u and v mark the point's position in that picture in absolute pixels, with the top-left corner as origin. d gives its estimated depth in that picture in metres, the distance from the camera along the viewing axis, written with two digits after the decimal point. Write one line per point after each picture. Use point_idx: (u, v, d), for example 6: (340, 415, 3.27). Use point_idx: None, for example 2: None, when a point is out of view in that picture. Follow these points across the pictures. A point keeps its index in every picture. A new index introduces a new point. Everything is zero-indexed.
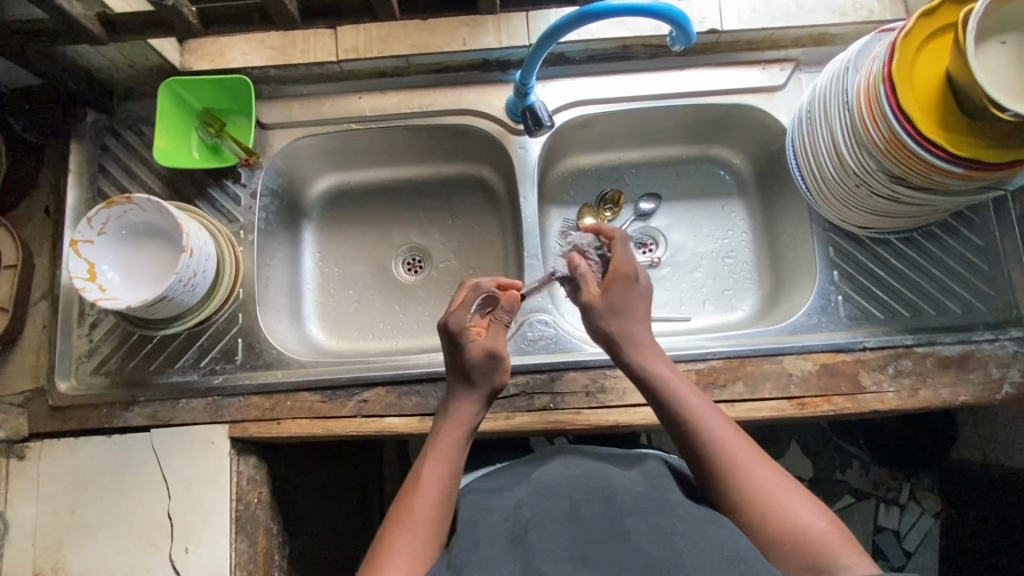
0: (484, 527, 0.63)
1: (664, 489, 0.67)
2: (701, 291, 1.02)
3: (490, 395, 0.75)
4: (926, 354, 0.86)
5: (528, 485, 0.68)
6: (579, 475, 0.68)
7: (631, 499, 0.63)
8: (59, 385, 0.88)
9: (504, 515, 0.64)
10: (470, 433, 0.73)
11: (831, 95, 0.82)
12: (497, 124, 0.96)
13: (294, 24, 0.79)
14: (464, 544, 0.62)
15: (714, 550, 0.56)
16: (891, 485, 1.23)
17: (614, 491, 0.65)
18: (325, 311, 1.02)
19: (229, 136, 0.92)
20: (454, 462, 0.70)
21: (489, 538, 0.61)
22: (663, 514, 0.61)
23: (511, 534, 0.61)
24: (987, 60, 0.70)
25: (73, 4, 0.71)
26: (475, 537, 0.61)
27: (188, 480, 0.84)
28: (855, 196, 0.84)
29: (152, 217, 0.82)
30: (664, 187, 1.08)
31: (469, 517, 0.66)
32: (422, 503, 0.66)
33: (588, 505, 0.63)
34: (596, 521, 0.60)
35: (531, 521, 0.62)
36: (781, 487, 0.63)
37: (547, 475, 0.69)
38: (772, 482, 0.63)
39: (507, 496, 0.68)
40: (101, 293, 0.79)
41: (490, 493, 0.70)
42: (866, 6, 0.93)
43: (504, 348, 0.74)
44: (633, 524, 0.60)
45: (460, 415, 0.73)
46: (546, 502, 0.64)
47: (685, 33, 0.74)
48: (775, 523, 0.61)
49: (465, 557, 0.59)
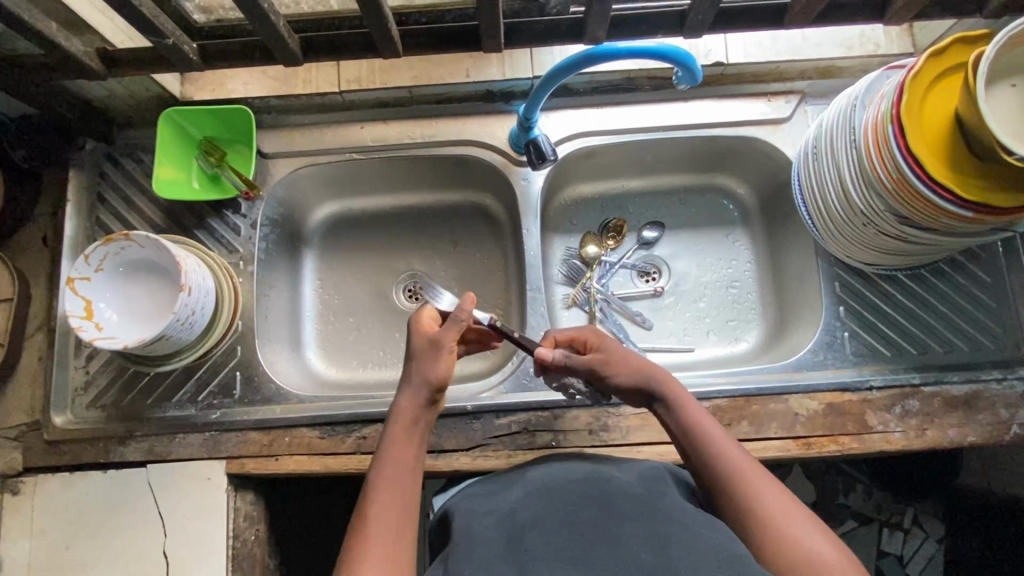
0: (480, 532, 0.61)
1: (663, 494, 0.65)
2: (703, 321, 1.01)
3: (434, 387, 0.70)
4: (933, 394, 0.85)
5: (525, 488, 0.68)
6: (575, 480, 0.67)
7: (627, 501, 0.62)
8: (54, 419, 0.87)
9: (499, 521, 0.63)
10: (416, 426, 0.69)
11: (839, 132, 0.81)
12: (500, 155, 0.95)
13: (296, 60, 0.77)
14: (459, 551, 0.59)
15: (710, 552, 0.54)
16: (894, 509, 1.21)
17: (610, 495, 0.64)
18: (324, 339, 1.01)
19: (229, 166, 0.91)
20: (405, 463, 0.66)
21: (483, 542, 0.60)
22: (660, 518, 0.59)
23: (506, 538, 0.60)
24: (997, 103, 0.69)
25: (71, 42, 0.70)
26: (469, 541, 0.60)
27: (182, 517, 0.83)
28: (861, 234, 0.83)
29: (150, 253, 0.81)
30: (667, 216, 1.06)
31: (464, 522, 0.64)
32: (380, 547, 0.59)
33: (583, 510, 0.62)
34: (592, 525, 0.59)
35: (526, 525, 0.61)
36: (796, 514, 0.61)
37: (544, 479, 0.69)
38: (787, 507, 0.61)
39: (504, 503, 0.66)
40: (98, 332, 0.78)
41: (487, 497, 0.68)
42: (874, 39, 0.92)
43: (449, 338, 0.70)
44: (626, 527, 0.58)
45: (403, 410, 0.69)
46: (541, 507, 0.63)
47: (691, 72, 0.73)
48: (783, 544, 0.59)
49: (461, 560, 0.58)
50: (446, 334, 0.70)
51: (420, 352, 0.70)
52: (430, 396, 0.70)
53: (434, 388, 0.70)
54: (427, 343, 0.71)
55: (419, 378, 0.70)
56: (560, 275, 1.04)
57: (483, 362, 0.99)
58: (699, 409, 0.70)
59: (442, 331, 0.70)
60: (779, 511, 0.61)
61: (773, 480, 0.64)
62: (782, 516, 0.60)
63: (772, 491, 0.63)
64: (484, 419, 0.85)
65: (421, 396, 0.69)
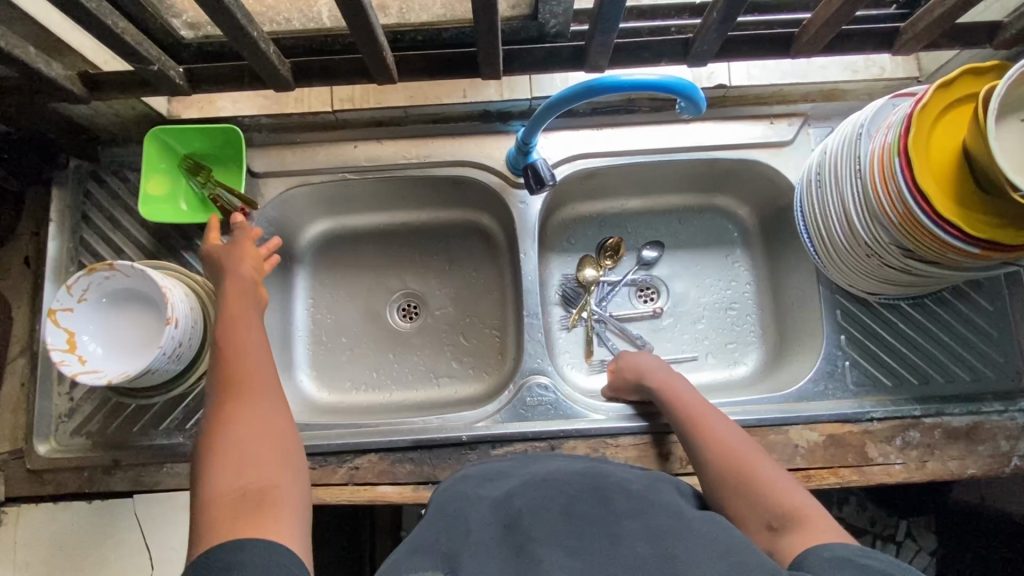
0: (474, 515, 0.60)
1: (661, 491, 0.63)
2: (702, 343, 1.00)
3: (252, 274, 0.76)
4: (934, 425, 0.84)
5: (521, 478, 0.66)
6: (572, 473, 0.66)
7: (624, 498, 0.60)
8: (38, 447, 0.85)
9: (495, 504, 0.62)
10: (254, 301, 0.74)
11: (844, 162, 0.79)
12: (498, 175, 0.93)
13: (287, 86, 0.76)
14: (455, 537, 0.57)
15: (711, 554, 0.52)
16: (888, 522, 1.17)
17: (606, 490, 0.62)
18: (316, 361, 0.99)
19: (218, 184, 0.88)
20: (248, 293, 0.73)
21: (482, 526, 0.58)
22: (653, 513, 0.58)
23: (504, 522, 0.58)
24: (1007, 139, 0.67)
25: (53, 66, 0.68)
26: (463, 526, 0.58)
27: (169, 550, 0.81)
28: (865, 265, 0.82)
29: (135, 282, 0.78)
30: (667, 235, 1.05)
31: (458, 506, 0.63)
32: (246, 431, 0.59)
33: (581, 503, 0.59)
34: (590, 519, 0.57)
35: (524, 510, 0.59)
36: (783, 478, 0.64)
37: (540, 471, 0.68)
38: (782, 480, 0.63)
39: (497, 487, 0.66)
40: (81, 366, 0.75)
41: (480, 483, 0.68)
42: (879, 63, 0.91)
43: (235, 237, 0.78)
44: (624, 524, 0.56)
45: (240, 288, 0.73)
46: (538, 493, 0.62)
47: (695, 102, 0.70)
48: (764, 499, 0.62)
49: (459, 544, 0.55)
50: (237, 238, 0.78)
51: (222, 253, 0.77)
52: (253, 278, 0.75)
53: (253, 275, 0.76)
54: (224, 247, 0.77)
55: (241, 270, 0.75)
56: (557, 297, 1.02)
57: (479, 385, 0.97)
58: (690, 391, 0.78)
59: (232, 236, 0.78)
60: (772, 483, 0.63)
61: (761, 452, 0.68)
62: (770, 478, 0.63)
63: (762, 463, 0.66)
64: (481, 450, 0.84)
65: (245, 281, 0.74)
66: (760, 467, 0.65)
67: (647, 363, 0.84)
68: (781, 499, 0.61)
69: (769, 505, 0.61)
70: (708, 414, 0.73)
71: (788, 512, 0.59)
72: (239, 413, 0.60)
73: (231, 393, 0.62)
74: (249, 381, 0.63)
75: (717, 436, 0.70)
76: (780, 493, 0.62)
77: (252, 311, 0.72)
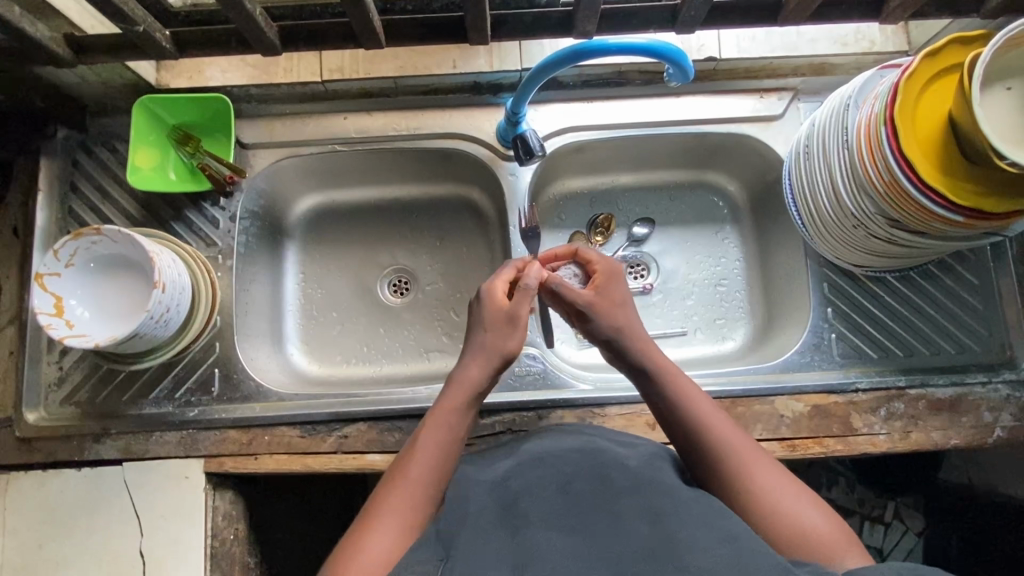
0: (474, 499, 0.60)
1: (657, 467, 0.64)
2: (691, 319, 1.00)
3: (504, 361, 0.68)
4: (918, 397, 0.85)
5: (516, 458, 0.67)
6: (569, 449, 0.66)
7: (622, 474, 0.61)
8: (27, 415, 0.85)
9: (492, 487, 0.62)
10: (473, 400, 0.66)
11: (832, 132, 0.79)
12: (487, 148, 0.93)
13: (274, 50, 0.75)
14: (455, 517, 0.58)
15: (705, 531, 0.52)
16: (876, 503, 1.19)
17: (605, 469, 0.62)
18: (306, 335, 0.99)
19: (207, 154, 0.88)
20: (476, 383, 0.66)
21: (480, 510, 0.58)
22: (652, 493, 0.58)
23: (502, 506, 0.59)
24: (990, 108, 0.67)
25: (37, 27, 0.68)
26: (464, 509, 0.58)
27: (158, 518, 0.81)
28: (852, 236, 0.82)
29: (121, 248, 0.78)
30: (657, 212, 1.05)
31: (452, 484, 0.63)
32: (390, 526, 0.57)
33: (578, 480, 0.60)
34: (588, 498, 0.58)
35: (521, 492, 0.60)
36: (789, 490, 0.59)
37: (538, 448, 0.68)
38: (779, 483, 0.60)
39: (495, 469, 0.66)
40: (69, 330, 0.76)
41: (476, 466, 0.68)
42: (868, 36, 0.92)
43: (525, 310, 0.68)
44: (623, 504, 0.57)
45: (468, 378, 0.66)
46: (536, 473, 0.62)
47: (682, 70, 0.71)
48: (770, 515, 0.58)
49: (457, 527, 0.56)
50: (522, 309, 0.67)
51: (492, 325, 0.68)
52: (499, 368, 0.68)
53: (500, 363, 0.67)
54: (504, 318, 0.68)
55: (486, 324, 0.68)
56: None
57: None
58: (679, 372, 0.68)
59: (519, 304, 0.68)
60: (772, 488, 0.59)
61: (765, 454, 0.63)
62: (776, 492, 0.59)
63: (752, 456, 0.62)
64: None
65: (487, 369, 0.67)
66: (764, 478, 0.60)
67: (621, 300, 0.72)
68: (789, 517, 0.57)
69: (757, 502, 0.59)
70: (700, 404, 0.66)
71: (798, 536, 0.56)
72: (395, 503, 0.59)
73: (397, 478, 0.61)
74: (417, 476, 0.61)
75: (716, 435, 0.63)
76: (783, 505, 0.58)
77: (457, 420, 0.65)
